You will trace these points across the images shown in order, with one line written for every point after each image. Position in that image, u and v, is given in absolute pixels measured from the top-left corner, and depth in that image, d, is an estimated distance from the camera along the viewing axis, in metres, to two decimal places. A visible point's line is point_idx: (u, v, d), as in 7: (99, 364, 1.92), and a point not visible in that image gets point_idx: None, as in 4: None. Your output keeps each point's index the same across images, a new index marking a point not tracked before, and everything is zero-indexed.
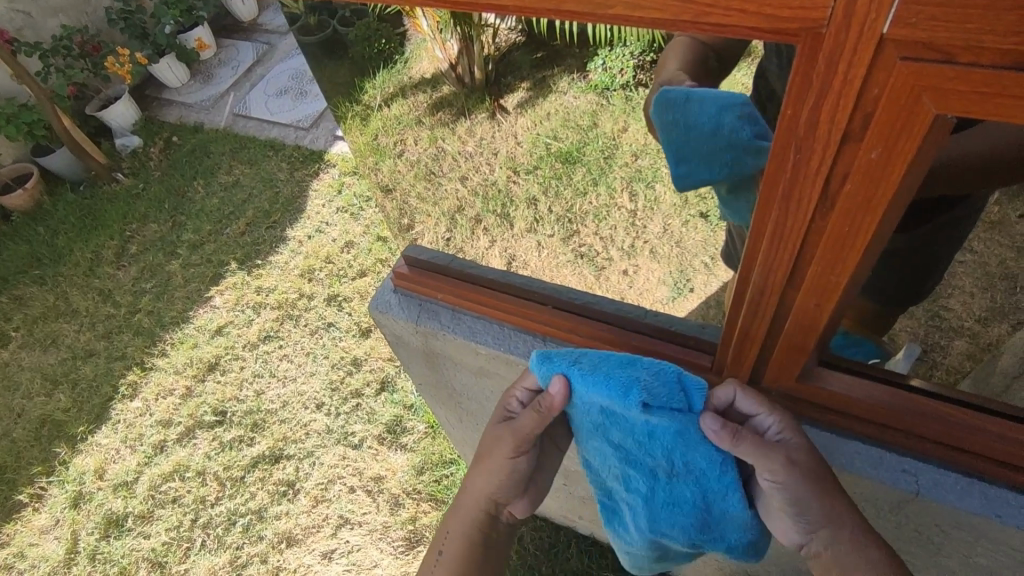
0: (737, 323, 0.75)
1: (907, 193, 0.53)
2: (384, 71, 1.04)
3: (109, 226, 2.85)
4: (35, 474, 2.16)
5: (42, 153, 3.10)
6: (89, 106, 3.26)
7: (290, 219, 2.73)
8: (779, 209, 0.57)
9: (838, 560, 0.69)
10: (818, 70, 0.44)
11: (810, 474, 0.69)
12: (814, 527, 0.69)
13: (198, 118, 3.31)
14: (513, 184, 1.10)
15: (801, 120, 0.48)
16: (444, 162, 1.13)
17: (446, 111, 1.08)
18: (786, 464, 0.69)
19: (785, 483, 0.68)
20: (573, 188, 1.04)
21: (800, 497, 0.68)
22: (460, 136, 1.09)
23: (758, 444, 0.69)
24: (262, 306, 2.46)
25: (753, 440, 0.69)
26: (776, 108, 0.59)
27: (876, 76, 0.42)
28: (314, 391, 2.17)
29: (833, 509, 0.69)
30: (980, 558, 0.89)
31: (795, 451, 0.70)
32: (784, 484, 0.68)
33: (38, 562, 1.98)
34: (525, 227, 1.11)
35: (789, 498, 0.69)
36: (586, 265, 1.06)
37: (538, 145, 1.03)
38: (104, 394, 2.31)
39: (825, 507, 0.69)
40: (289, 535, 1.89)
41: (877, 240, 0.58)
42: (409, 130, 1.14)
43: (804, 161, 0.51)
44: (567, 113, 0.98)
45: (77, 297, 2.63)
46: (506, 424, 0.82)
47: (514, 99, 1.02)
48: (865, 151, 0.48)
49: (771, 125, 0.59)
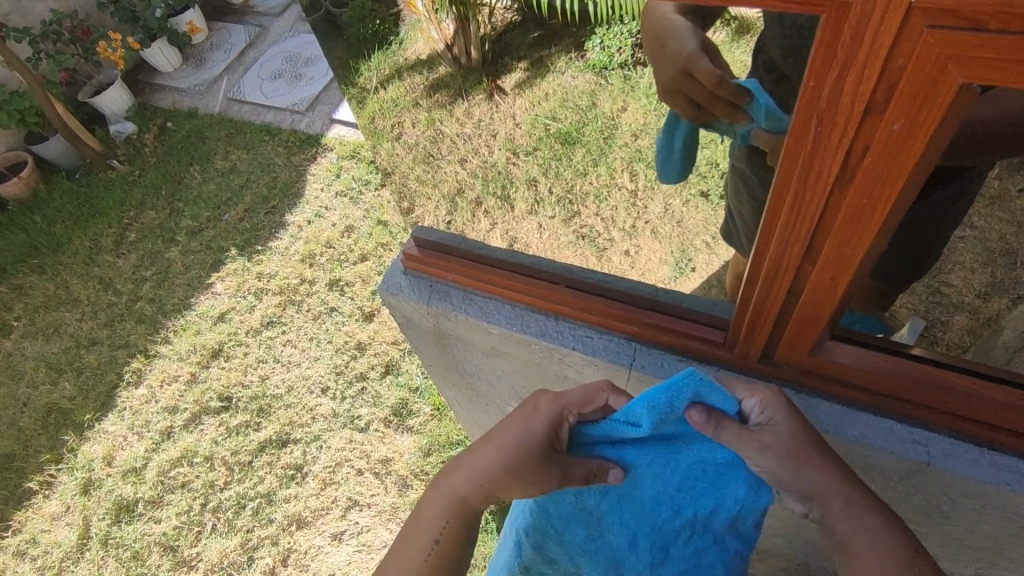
0: (751, 299, 0.76)
1: (928, 164, 0.53)
2: (379, 52, 1.11)
3: (106, 213, 2.83)
4: (43, 462, 2.17)
5: (36, 140, 3.07)
6: (81, 93, 3.22)
7: (289, 204, 2.70)
8: (798, 182, 0.57)
9: (834, 529, 0.70)
10: (843, 41, 0.44)
11: (793, 450, 0.71)
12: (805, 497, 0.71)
13: (193, 103, 3.26)
14: (513, 166, 1.10)
15: (823, 92, 0.48)
16: (441, 145, 1.15)
17: (443, 92, 1.10)
18: (760, 447, 0.71)
19: (768, 467, 0.71)
20: (573, 168, 1.04)
21: (783, 476, 0.71)
22: (457, 117, 1.11)
23: (738, 433, 0.71)
24: (264, 291, 2.46)
25: (734, 430, 0.71)
26: (792, 79, 0.59)
27: (901, 47, 0.43)
28: (319, 375, 2.18)
29: (815, 479, 0.70)
30: (985, 525, 0.91)
31: (773, 432, 0.71)
32: (767, 467, 0.72)
33: (51, 548, 2.00)
34: (526, 209, 1.11)
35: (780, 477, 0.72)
36: (588, 246, 1.05)
37: (537, 125, 1.03)
38: (109, 382, 2.31)
39: (807, 480, 0.70)
40: (299, 517, 1.91)
41: (895, 213, 0.58)
42: (407, 112, 1.17)
43: (826, 133, 0.51)
44: (565, 93, 0.97)
45: (77, 285, 2.62)
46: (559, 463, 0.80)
47: (512, 79, 1.02)
48: (887, 123, 0.48)
49: (786, 96, 0.59)
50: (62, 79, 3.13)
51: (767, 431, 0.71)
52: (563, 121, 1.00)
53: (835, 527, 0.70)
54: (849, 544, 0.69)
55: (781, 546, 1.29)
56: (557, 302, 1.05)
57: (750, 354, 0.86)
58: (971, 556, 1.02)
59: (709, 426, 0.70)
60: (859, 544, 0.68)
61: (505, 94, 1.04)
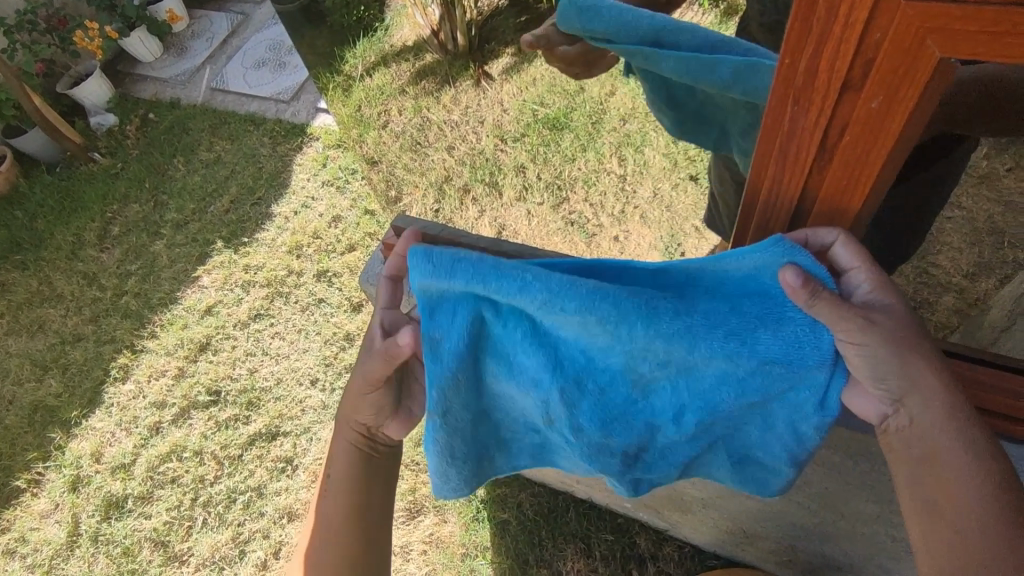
0: None
1: (908, 145, 0.51)
2: (365, 40, 1.27)
3: (89, 208, 2.79)
4: (30, 460, 2.15)
5: (15, 134, 3.01)
6: (59, 84, 3.16)
7: (275, 194, 2.64)
8: (777, 163, 0.56)
9: (922, 443, 0.61)
10: (819, 15, 0.43)
11: (903, 343, 0.60)
12: (895, 397, 0.61)
13: (174, 93, 3.19)
14: (501, 151, 1.25)
15: (800, 69, 0.47)
16: (429, 131, 1.32)
17: (429, 79, 1.30)
18: (863, 324, 0.59)
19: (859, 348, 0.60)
20: (561, 154, 1.20)
21: (878, 365, 0.60)
22: (443, 103, 1.30)
23: (835, 308, 0.59)
24: (251, 284, 2.43)
25: (833, 303, 0.59)
26: None
27: (878, 18, 0.41)
28: (308, 366, 2.17)
29: (918, 377, 0.60)
30: None
31: (882, 315, 0.60)
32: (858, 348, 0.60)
33: (40, 546, 1.99)
34: (514, 195, 1.22)
35: (870, 368, 0.61)
36: (577, 232, 1.15)
37: (525, 111, 1.17)
38: (96, 377, 2.29)
39: (912, 376, 0.60)
40: (289, 510, 1.91)
41: (876, 195, 0.56)
42: (393, 100, 1.33)
43: (803, 112, 0.50)
44: (553, 79, 1.07)
45: (61, 281, 2.58)
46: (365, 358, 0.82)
47: (499, 65, 1.20)
48: (866, 100, 0.46)
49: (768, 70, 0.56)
50: (37, 71, 3.01)
51: (879, 314, 0.60)
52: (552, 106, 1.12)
53: (916, 434, 0.61)
54: (934, 456, 0.60)
55: (770, 530, 1.30)
56: None
57: None
58: None
59: (802, 292, 0.59)
60: (942, 457, 0.60)
61: (493, 79, 1.22)
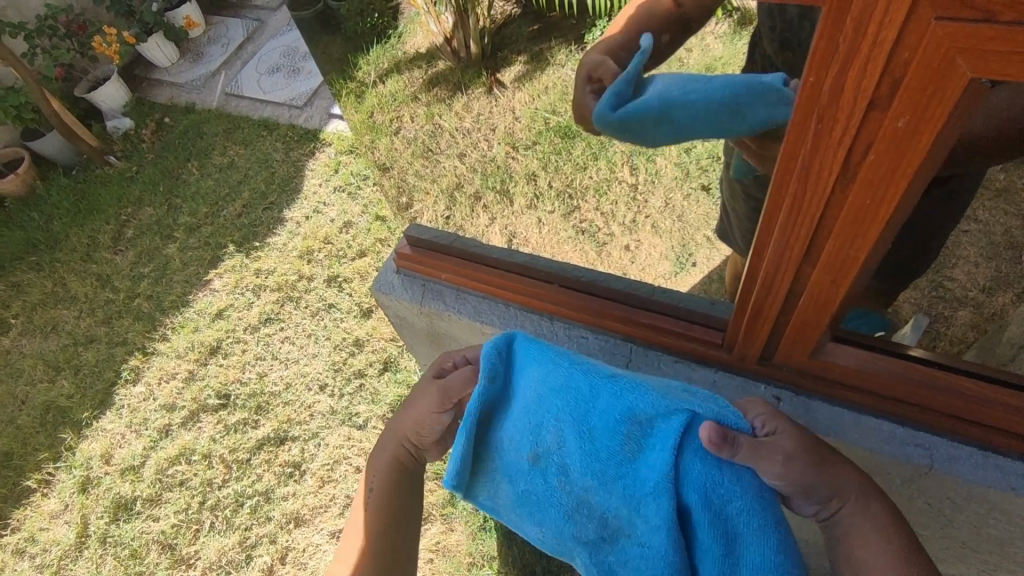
0: (749, 300, 0.74)
1: (932, 165, 0.51)
2: (377, 47, 1.12)
3: (104, 210, 2.82)
4: (41, 459, 2.17)
5: (32, 137, 3.05)
6: (78, 88, 3.21)
7: (287, 199, 2.65)
8: (798, 181, 0.56)
9: (848, 528, 0.69)
10: (846, 34, 0.42)
11: (806, 460, 0.68)
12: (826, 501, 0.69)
13: (190, 98, 3.20)
14: (513, 159, 1.14)
15: (824, 89, 0.47)
16: (441, 140, 1.18)
17: (442, 86, 1.14)
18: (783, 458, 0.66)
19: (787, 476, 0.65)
20: (572, 163, 1.06)
21: (805, 485, 0.67)
22: (456, 111, 1.15)
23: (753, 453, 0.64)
24: (262, 288, 2.44)
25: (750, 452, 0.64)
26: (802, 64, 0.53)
27: (907, 40, 0.40)
28: (317, 371, 2.17)
29: (839, 483, 0.69)
30: (991, 529, 0.88)
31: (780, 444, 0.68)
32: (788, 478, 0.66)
33: (50, 546, 2.00)
34: (525, 203, 1.16)
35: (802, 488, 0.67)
36: (588, 241, 1.10)
37: (537, 119, 1.07)
38: (107, 379, 2.31)
39: (828, 484, 0.69)
40: (297, 515, 1.91)
41: (899, 213, 0.56)
42: (405, 107, 1.18)
43: (827, 131, 0.50)
44: (564, 87, 0.98)
45: (75, 282, 2.61)
46: (436, 382, 0.91)
47: (510, 73, 1.08)
48: (891, 120, 0.46)
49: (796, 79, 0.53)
50: (58, 75, 3.11)
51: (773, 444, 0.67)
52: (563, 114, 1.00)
53: (845, 522, 0.69)
54: (855, 539, 0.68)
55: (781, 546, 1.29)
56: (551, 302, 1.01)
57: (748, 355, 0.84)
58: (973, 558, 0.99)
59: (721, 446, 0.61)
60: (861, 540, 0.68)
61: (505, 88, 1.10)
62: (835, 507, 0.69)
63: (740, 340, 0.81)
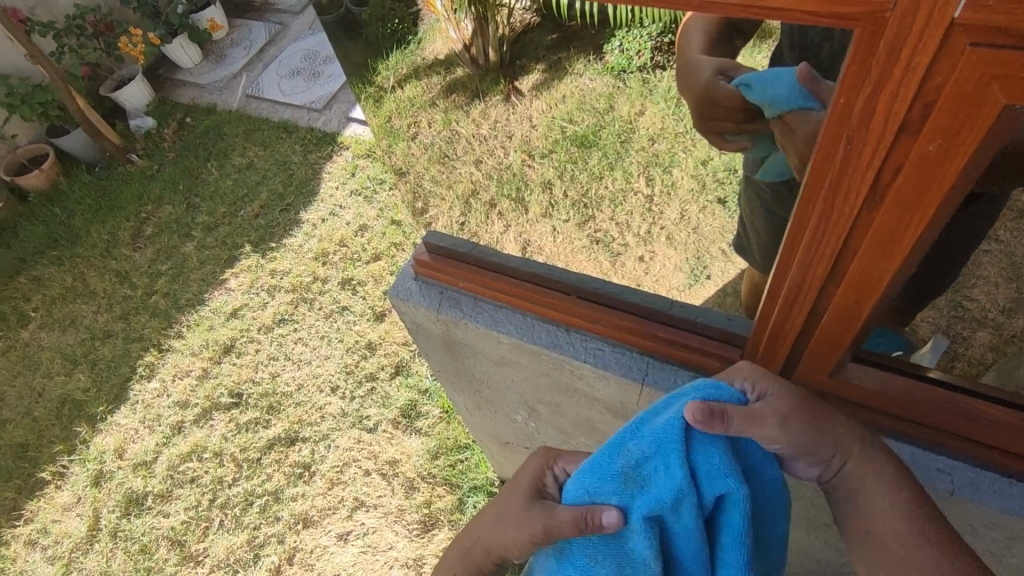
0: (771, 316, 0.74)
1: (961, 188, 0.51)
2: (397, 52, 1.17)
3: (124, 208, 2.86)
4: (56, 452, 2.20)
5: (58, 134, 3.11)
6: (103, 87, 3.26)
7: (304, 202, 2.67)
8: (825, 200, 0.56)
9: (862, 484, 0.67)
10: (878, 58, 0.42)
11: (805, 414, 0.68)
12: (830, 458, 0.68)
13: (212, 99, 3.25)
14: (528, 168, 1.15)
15: (855, 111, 0.47)
16: (458, 145, 1.20)
17: (460, 93, 1.16)
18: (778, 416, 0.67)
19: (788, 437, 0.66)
20: (588, 172, 1.09)
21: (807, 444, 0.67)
22: (474, 119, 1.17)
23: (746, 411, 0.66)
24: (277, 288, 2.46)
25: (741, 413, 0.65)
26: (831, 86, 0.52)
27: (940, 66, 0.41)
28: (329, 373, 2.18)
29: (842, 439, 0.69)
30: (1011, 556, 0.87)
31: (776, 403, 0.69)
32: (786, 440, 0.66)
33: (62, 538, 2.03)
34: (541, 212, 1.14)
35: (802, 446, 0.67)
36: (603, 251, 1.07)
37: (553, 127, 1.09)
38: (123, 374, 2.33)
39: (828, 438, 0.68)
40: (305, 516, 1.92)
41: (926, 236, 0.56)
42: (423, 112, 1.22)
43: (856, 153, 0.50)
44: (581, 96, 1.04)
45: (94, 277, 2.65)
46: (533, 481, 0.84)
47: (529, 81, 1.09)
48: (922, 144, 0.46)
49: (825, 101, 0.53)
50: (84, 74, 3.16)
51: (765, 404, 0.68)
52: (581, 124, 1.05)
53: (856, 477, 0.68)
54: (868, 493, 0.67)
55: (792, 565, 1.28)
56: (567, 312, 1.01)
57: None
58: None
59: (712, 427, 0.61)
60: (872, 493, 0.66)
61: (523, 96, 1.11)
62: (839, 463, 0.69)
63: (759, 357, 0.81)
